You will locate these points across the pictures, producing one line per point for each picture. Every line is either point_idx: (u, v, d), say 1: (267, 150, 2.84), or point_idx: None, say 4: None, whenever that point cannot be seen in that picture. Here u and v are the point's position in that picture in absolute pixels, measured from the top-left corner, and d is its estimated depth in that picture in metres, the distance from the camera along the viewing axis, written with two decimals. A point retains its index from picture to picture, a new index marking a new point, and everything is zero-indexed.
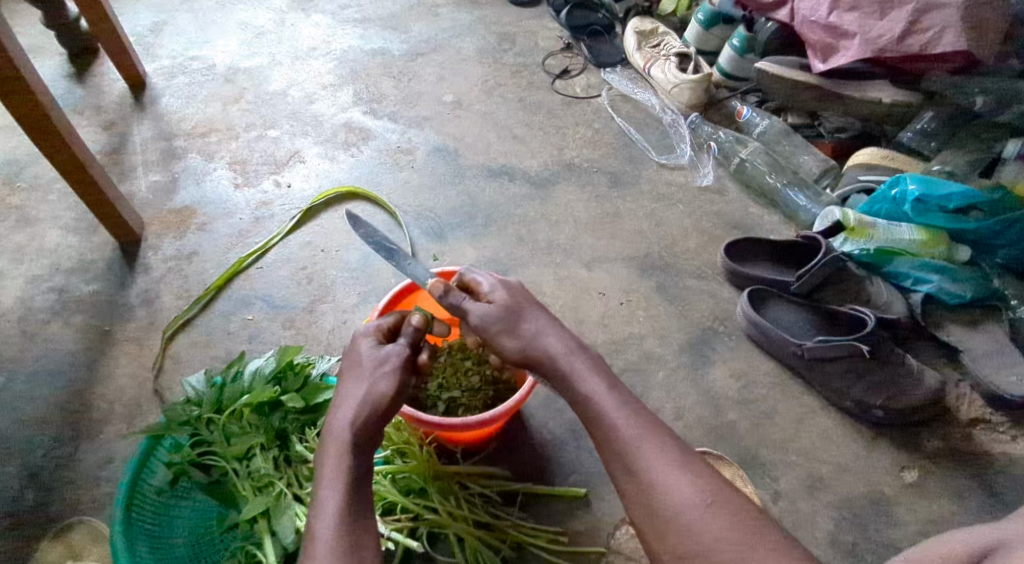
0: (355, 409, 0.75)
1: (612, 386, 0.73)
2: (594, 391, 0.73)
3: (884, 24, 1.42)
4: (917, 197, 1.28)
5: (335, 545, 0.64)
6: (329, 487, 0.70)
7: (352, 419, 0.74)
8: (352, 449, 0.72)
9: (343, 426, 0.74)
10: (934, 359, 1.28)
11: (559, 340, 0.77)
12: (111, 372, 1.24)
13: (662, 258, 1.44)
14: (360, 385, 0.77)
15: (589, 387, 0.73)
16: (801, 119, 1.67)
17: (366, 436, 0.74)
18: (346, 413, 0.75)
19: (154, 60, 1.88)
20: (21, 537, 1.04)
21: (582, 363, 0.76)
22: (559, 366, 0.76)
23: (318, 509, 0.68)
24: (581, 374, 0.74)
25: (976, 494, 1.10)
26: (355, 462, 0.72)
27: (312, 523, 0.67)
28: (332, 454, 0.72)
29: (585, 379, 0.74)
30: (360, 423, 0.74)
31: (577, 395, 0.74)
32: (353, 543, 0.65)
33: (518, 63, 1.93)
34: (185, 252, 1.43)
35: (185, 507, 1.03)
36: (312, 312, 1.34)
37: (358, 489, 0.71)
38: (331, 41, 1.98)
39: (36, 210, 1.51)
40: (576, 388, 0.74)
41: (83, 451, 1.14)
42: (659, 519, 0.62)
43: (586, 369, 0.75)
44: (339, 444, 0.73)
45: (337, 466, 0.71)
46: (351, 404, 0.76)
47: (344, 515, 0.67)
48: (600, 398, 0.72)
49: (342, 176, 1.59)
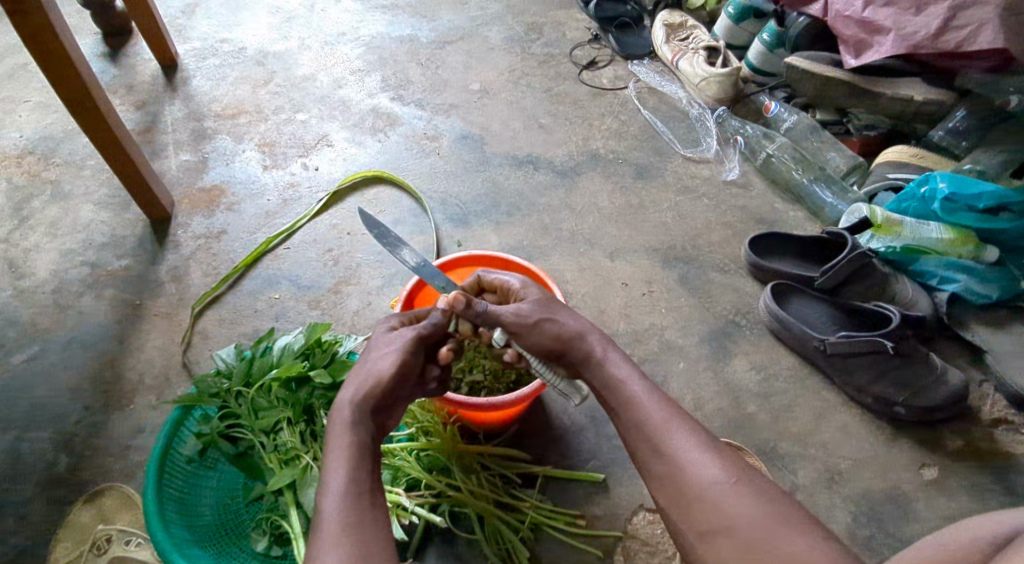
0: (356, 386, 0.78)
1: (640, 375, 0.80)
2: (626, 378, 0.80)
3: (920, 21, 1.40)
4: (946, 196, 1.26)
5: (341, 516, 0.64)
6: (332, 457, 0.71)
7: (353, 395, 0.77)
8: (354, 424, 0.74)
9: (344, 402, 0.76)
10: (957, 360, 1.27)
11: (593, 329, 0.85)
12: (142, 344, 1.27)
13: (685, 251, 1.45)
14: (360, 369, 0.80)
15: (621, 374, 0.80)
16: (830, 116, 1.67)
17: (370, 411, 0.77)
18: (347, 391, 0.78)
19: (186, 42, 1.91)
20: (54, 499, 1.08)
21: (615, 353, 0.83)
22: (593, 353, 0.83)
23: (324, 483, 0.68)
24: (614, 361, 0.82)
25: (996, 494, 1.10)
26: (354, 437, 0.73)
27: (318, 497, 0.68)
28: (335, 429, 0.74)
29: (618, 367, 0.81)
30: (361, 401, 0.76)
31: (606, 385, 0.81)
32: (359, 513, 0.66)
33: (545, 53, 1.94)
34: (214, 230, 1.46)
35: (211, 479, 1.05)
36: (337, 293, 1.36)
37: (362, 463, 0.71)
38: (359, 27, 2.00)
39: (70, 185, 1.54)
40: (607, 375, 0.81)
41: (115, 419, 1.17)
42: (686, 496, 0.68)
43: (618, 358, 0.82)
44: (342, 420, 0.74)
45: (341, 440, 0.73)
46: (352, 383, 0.79)
47: (350, 486, 0.68)
48: (630, 385, 0.79)
49: (369, 161, 1.61)
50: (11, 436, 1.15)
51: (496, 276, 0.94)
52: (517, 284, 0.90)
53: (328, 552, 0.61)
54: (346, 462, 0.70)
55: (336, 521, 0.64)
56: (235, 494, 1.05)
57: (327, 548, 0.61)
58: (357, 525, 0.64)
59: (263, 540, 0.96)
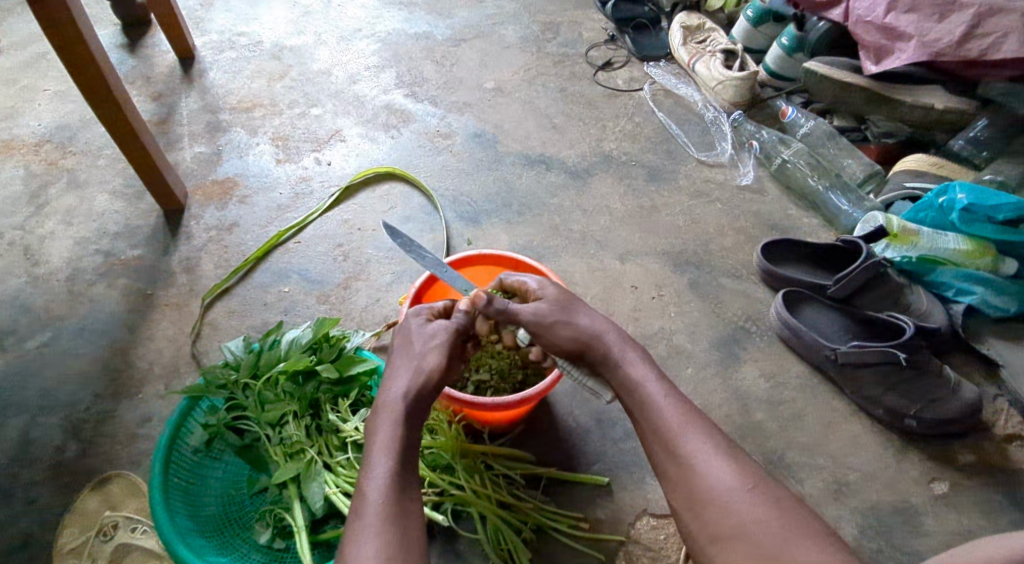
0: (409, 381, 0.78)
1: (658, 376, 0.79)
2: (642, 378, 0.79)
3: (942, 28, 1.37)
4: (965, 206, 1.24)
5: (383, 509, 0.66)
6: (379, 451, 0.72)
7: (405, 389, 0.77)
8: (404, 417, 0.75)
9: (395, 395, 0.77)
10: (971, 372, 1.25)
11: (610, 328, 0.84)
12: (152, 334, 1.28)
13: (696, 255, 1.44)
14: (409, 362, 0.80)
15: (638, 374, 0.79)
16: (848, 123, 1.67)
17: (418, 406, 0.78)
18: (397, 384, 0.78)
19: (203, 34, 1.92)
20: (61, 486, 1.09)
21: (633, 352, 0.82)
22: (610, 352, 0.82)
23: (368, 471, 0.70)
24: (632, 361, 0.81)
25: (1007, 510, 1.09)
26: (404, 433, 0.74)
27: (361, 484, 0.69)
28: (384, 421, 0.75)
29: (634, 366, 0.80)
30: (412, 396, 0.77)
31: (624, 384, 0.80)
32: (401, 507, 0.67)
33: (561, 53, 1.93)
34: (226, 222, 1.47)
35: (216, 469, 1.06)
36: (346, 288, 1.36)
37: (406, 457, 0.72)
38: (375, 23, 2.01)
39: (86, 174, 1.55)
40: (625, 374, 0.80)
41: (123, 407, 1.18)
42: (700, 500, 0.67)
43: (635, 358, 0.81)
44: (393, 412, 0.75)
45: (388, 434, 0.73)
46: (402, 378, 0.79)
47: (395, 479, 0.69)
48: (647, 386, 0.78)
49: (381, 157, 1.61)
50: (21, 421, 1.16)
51: (516, 278, 0.92)
52: (534, 284, 0.89)
53: (369, 544, 0.62)
54: (392, 454, 0.71)
55: (379, 513, 0.65)
56: (240, 486, 1.06)
57: (369, 539, 0.63)
58: (398, 519, 0.65)
59: (266, 532, 0.96)
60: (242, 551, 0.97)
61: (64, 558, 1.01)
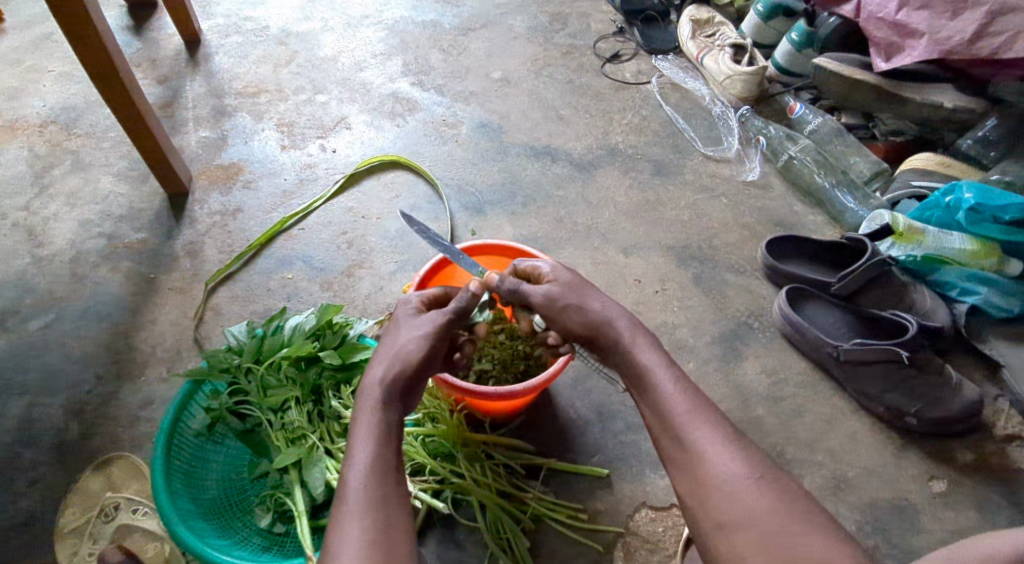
0: (386, 366, 0.78)
1: (668, 364, 0.79)
2: (652, 365, 0.78)
3: (954, 25, 1.37)
4: (971, 206, 1.24)
5: (366, 495, 0.66)
6: (361, 438, 0.72)
7: (384, 375, 0.77)
8: (384, 406, 0.75)
9: (375, 381, 0.77)
10: (973, 372, 1.26)
11: (622, 314, 0.84)
12: (155, 317, 1.28)
13: (701, 250, 1.43)
14: (390, 348, 0.80)
15: (647, 361, 0.79)
16: (857, 120, 1.66)
17: (400, 392, 0.77)
18: (377, 371, 0.78)
19: (209, 18, 1.91)
20: (63, 466, 1.09)
21: (643, 338, 0.82)
22: (620, 337, 0.82)
23: (352, 457, 0.70)
24: (641, 347, 0.80)
25: (1005, 510, 1.09)
26: (385, 418, 0.74)
27: (344, 470, 0.70)
28: (365, 406, 0.75)
29: (644, 352, 0.80)
30: (390, 381, 0.77)
31: (633, 370, 0.80)
32: (385, 492, 0.67)
33: (569, 44, 1.92)
34: (230, 208, 1.47)
35: (218, 453, 1.06)
36: (350, 276, 1.36)
37: (388, 444, 0.72)
38: (382, 10, 1.99)
39: (90, 156, 1.55)
40: (634, 359, 0.80)
41: (125, 391, 1.18)
42: (706, 488, 0.67)
43: (646, 345, 0.81)
44: (372, 400, 0.76)
45: (369, 420, 0.74)
46: (383, 363, 0.79)
47: (378, 464, 0.69)
48: (657, 373, 0.77)
49: (386, 145, 1.61)
50: (23, 402, 1.16)
51: (527, 263, 0.92)
52: (547, 268, 0.89)
53: (353, 528, 0.63)
54: (372, 442, 0.71)
55: (362, 499, 0.66)
56: (241, 470, 1.06)
57: (352, 522, 0.64)
58: (381, 504, 0.66)
59: (266, 516, 0.97)
60: (242, 534, 0.97)
61: (66, 537, 1.01)
